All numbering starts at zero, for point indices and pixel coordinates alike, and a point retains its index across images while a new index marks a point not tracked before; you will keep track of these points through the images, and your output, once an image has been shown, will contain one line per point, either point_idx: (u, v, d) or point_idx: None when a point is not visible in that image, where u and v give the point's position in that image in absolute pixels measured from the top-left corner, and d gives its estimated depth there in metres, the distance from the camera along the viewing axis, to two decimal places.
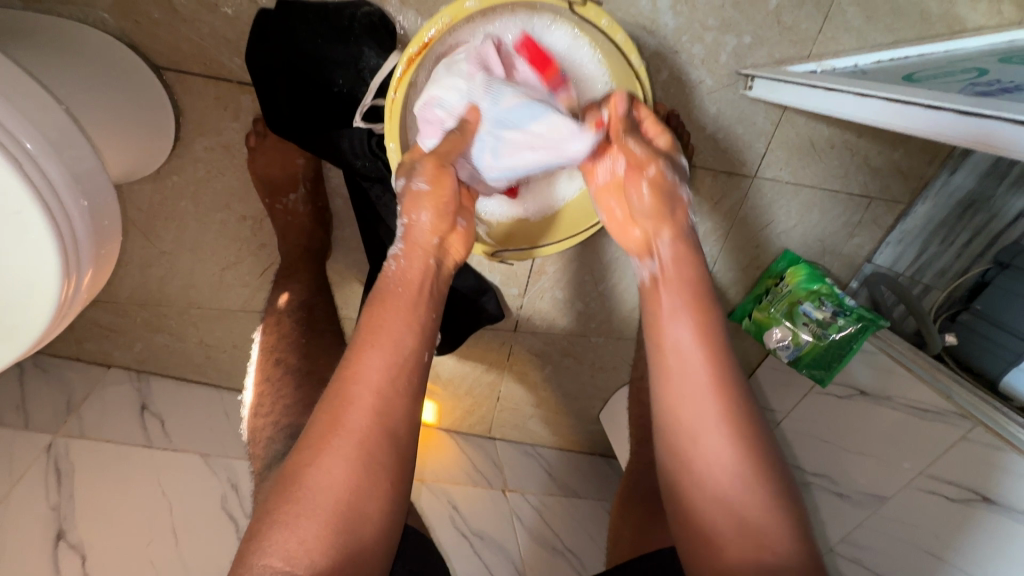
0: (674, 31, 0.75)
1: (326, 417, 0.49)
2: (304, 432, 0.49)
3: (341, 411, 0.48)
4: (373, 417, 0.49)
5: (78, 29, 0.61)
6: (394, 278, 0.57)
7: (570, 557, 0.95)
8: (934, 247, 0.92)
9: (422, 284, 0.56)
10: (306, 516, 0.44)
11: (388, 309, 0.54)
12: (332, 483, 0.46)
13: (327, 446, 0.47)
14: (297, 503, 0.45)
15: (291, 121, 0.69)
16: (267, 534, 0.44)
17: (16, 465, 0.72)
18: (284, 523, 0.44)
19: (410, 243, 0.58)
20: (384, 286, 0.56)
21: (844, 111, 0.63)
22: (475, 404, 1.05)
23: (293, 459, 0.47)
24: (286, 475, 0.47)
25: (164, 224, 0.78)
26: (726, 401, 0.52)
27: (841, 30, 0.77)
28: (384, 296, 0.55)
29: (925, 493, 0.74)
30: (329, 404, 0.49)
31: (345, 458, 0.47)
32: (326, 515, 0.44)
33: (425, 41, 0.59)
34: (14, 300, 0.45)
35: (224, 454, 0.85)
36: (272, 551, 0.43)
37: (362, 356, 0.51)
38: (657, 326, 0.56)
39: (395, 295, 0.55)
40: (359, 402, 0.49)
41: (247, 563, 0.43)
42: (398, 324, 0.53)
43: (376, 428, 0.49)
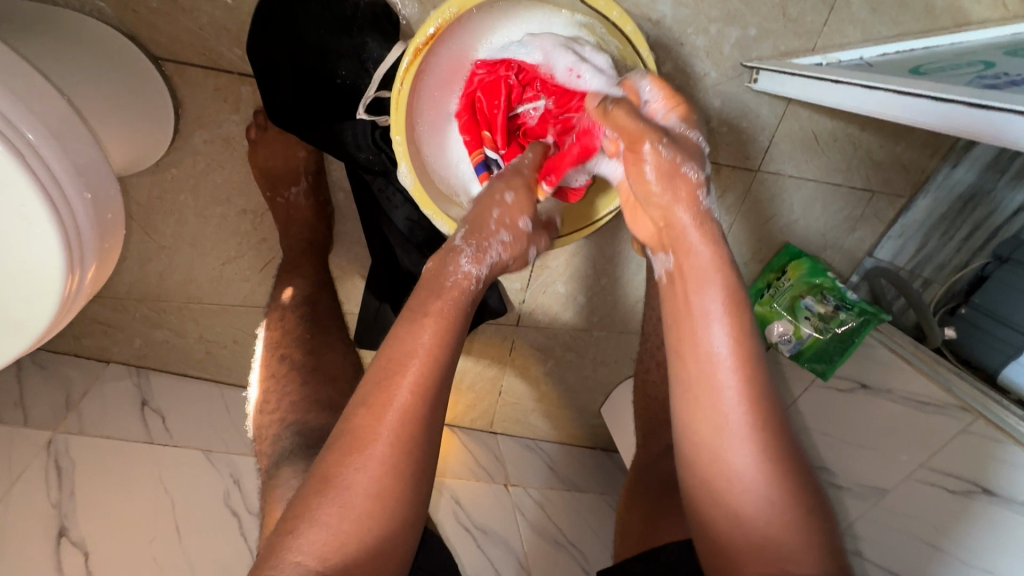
0: (681, 22, 0.74)
1: (361, 423, 0.48)
2: (333, 435, 0.49)
3: (380, 415, 0.47)
4: (413, 423, 0.48)
5: (75, 18, 0.60)
6: (459, 294, 0.54)
7: (573, 550, 0.95)
8: (935, 241, 0.93)
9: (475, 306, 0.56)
10: (337, 519, 0.44)
11: (436, 318, 0.52)
12: (370, 485, 0.45)
13: (367, 448, 0.46)
14: (332, 501, 0.45)
15: (292, 115, 0.68)
16: (301, 532, 0.44)
17: (16, 462, 0.71)
18: (320, 525, 0.44)
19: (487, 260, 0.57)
20: (438, 302, 0.53)
21: (852, 104, 0.62)
22: (477, 399, 1.04)
23: (328, 459, 0.47)
24: (323, 477, 0.46)
25: (164, 218, 0.77)
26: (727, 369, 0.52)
27: (846, 23, 0.77)
28: (439, 312, 0.52)
29: (925, 485, 0.74)
30: (366, 405, 0.48)
31: (381, 458, 0.46)
32: (362, 516, 0.45)
33: (431, 32, 0.59)
34: (16, 296, 0.44)
35: (226, 450, 0.85)
36: (306, 551, 0.43)
37: (406, 363, 0.49)
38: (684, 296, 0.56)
39: (452, 312, 0.53)
40: (399, 406, 0.48)
41: (273, 560, 0.43)
42: (445, 334, 0.51)
43: (415, 430, 0.48)
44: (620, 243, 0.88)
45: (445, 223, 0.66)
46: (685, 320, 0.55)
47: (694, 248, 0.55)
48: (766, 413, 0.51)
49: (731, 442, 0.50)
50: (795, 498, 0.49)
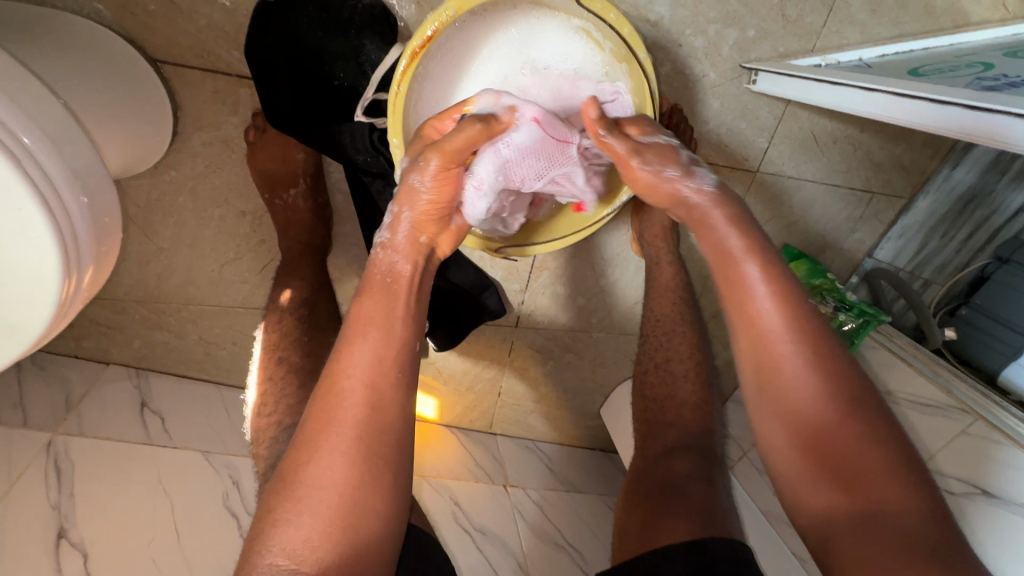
0: (679, 24, 0.74)
1: (321, 411, 0.49)
2: (298, 430, 0.49)
3: (330, 407, 0.49)
4: (364, 409, 0.49)
5: (73, 21, 0.60)
6: (383, 267, 0.57)
7: (572, 552, 0.95)
8: (935, 242, 0.93)
9: (410, 275, 0.57)
10: (308, 514, 0.45)
11: (374, 298, 0.54)
12: (332, 480, 0.46)
13: (317, 441, 0.47)
14: (294, 500, 0.45)
15: (292, 119, 0.68)
16: (271, 533, 0.45)
17: (15, 464, 0.71)
18: (289, 522, 0.45)
19: (401, 234, 0.58)
20: (371, 276, 0.56)
21: (850, 105, 0.62)
22: (476, 400, 1.04)
23: (288, 459, 0.48)
24: (283, 477, 0.47)
25: (162, 220, 0.77)
26: (783, 346, 0.51)
27: (845, 24, 0.77)
28: (371, 286, 0.55)
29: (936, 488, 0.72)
30: (317, 399, 0.50)
31: (340, 453, 0.47)
32: (325, 511, 0.45)
33: (427, 35, 0.59)
34: (13, 299, 0.44)
35: (226, 451, 0.85)
36: (276, 549, 0.44)
37: (347, 348, 0.52)
38: (732, 281, 0.55)
39: (381, 286, 0.55)
40: (346, 395, 0.49)
41: (252, 561, 0.44)
42: (385, 311, 0.54)
43: (370, 422, 0.49)
44: (619, 244, 0.88)
45: None
46: (737, 291, 0.54)
47: (713, 221, 0.59)
48: (840, 390, 0.49)
49: (785, 430, 0.50)
50: (875, 476, 0.45)
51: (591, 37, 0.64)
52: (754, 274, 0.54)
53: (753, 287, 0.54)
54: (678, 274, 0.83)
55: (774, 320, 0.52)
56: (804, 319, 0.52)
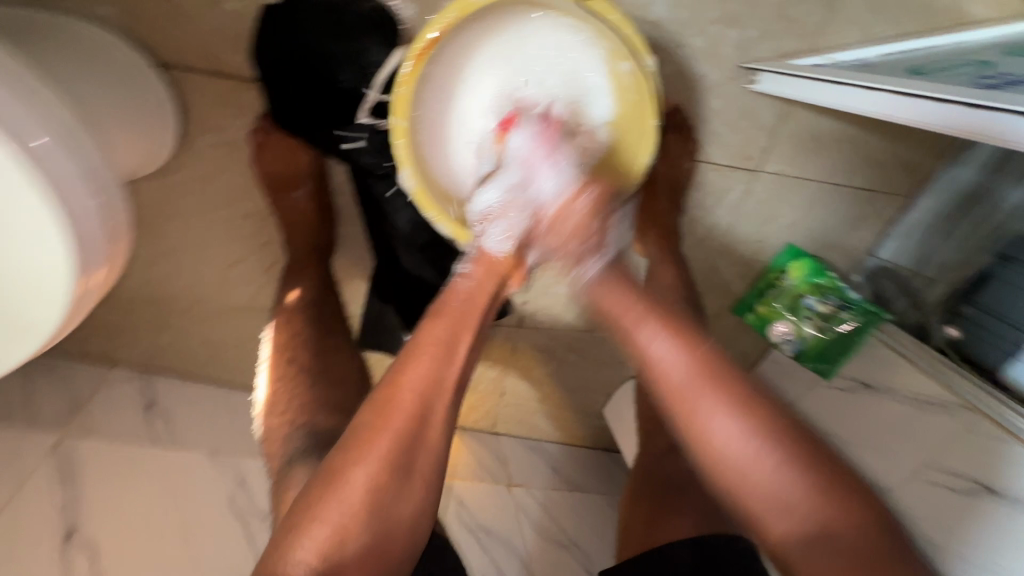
0: (681, 24, 0.75)
1: (371, 419, 0.49)
2: (346, 432, 0.50)
3: (385, 416, 0.49)
4: (419, 427, 0.50)
5: (82, 27, 0.61)
6: (460, 294, 0.59)
7: (575, 549, 0.97)
8: (937, 240, 0.93)
9: (480, 308, 0.59)
10: (342, 517, 0.46)
11: (443, 322, 0.55)
12: (369, 488, 0.47)
13: (367, 450, 0.48)
14: (333, 503, 0.46)
15: (294, 116, 0.69)
16: (303, 531, 0.46)
17: (23, 468, 0.73)
18: (322, 522, 0.46)
19: (480, 267, 0.62)
20: (446, 302, 0.58)
21: (851, 104, 0.63)
22: (480, 400, 1.05)
23: (335, 458, 0.48)
24: (327, 476, 0.48)
25: (170, 221, 0.78)
26: (681, 371, 0.56)
27: (846, 23, 0.77)
28: (446, 311, 0.57)
29: (927, 484, 0.74)
30: (375, 406, 0.50)
31: (381, 462, 0.48)
32: (358, 517, 0.46)
33: (431, 37, 0.60)
34: (27, 301, 0.45)
35: (234, 451, 0.84)
36: (307, 546, 0.45)
37: (410, 366, 0.52)
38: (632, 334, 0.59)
39: (456, 310, 0.57)
40: (404, 408, 0.50)
41: (280, 561, 0.45)
42: (449, 337, 0.54)
43: (418, 436, 0.50)
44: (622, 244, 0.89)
45: (446, 226, 0.67)
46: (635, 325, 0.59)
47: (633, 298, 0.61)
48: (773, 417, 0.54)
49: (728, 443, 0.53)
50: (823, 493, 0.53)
51: (588, 35, 0.65)
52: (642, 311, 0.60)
53: (651, 333, 0.58)
54: (680, 274, 0.84)
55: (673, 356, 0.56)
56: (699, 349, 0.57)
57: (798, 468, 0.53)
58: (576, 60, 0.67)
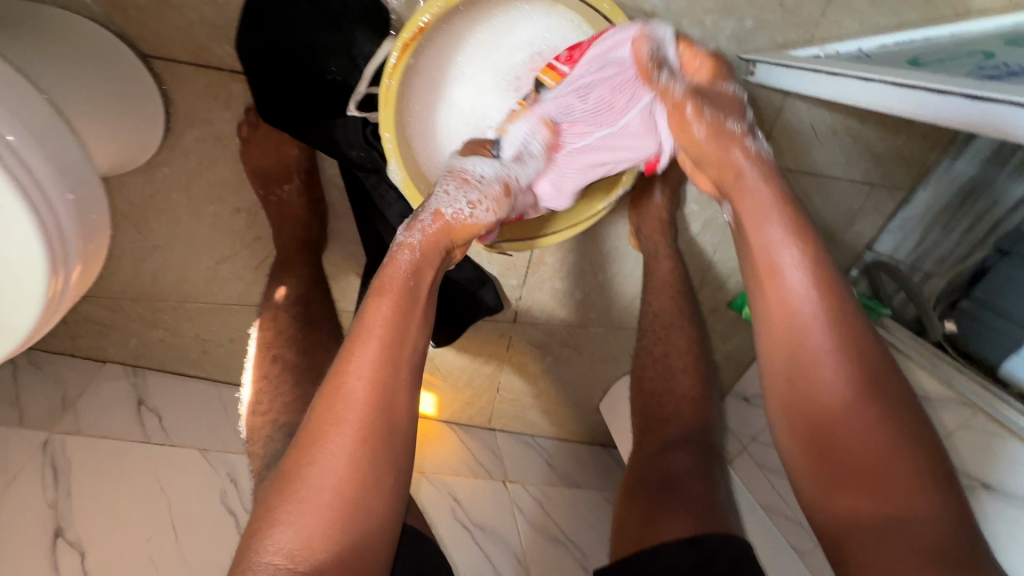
0: (676, 14, 0.73)
1: (321, 412, 0.48)
2: (299, 431, 0.49)
3: (335, 409, 0.48)
4: (372, 415, 0.48)
5: (62, 17, 0.60)
6: (403, 268, 0.55)
7: (571, 548, 0.95)
8: (935, 234, 0.92)
9: (431, 277, 0.56)
10: (307, 515, 0.45)
11: (384, 299, 0.53)
12: (332, 482, 0.46)
13: (321, 444, 0.47)
14: (296, 501, 0.45)
15: (279, 110, 0.67)
16: (268, 532, 0.45)
17: (12, 462, 0.71)
18: (286, 522, 0.45)
19: (424, 234, 0.57)
20: (389, 276, 0.54)
21: (849, 96, 0.61)
22: (474, 395, 1.04)
23: (290, 459, 0.47)
24: (283, 476, 0.47)
25: (157, 217, 0.77)
26: (809, 315, 0.51)
27: (845, 14, 0.76)
28: (388, 287, 0.53)
29: None
30: (323, 402, 0.48)
31: (342, 457, 0.47)
32: (324, 513, 0.45)
33: (419, 27, 0.59)
34: (2, 298, 0.44)
35: (223, 449, 0.85)
36: (275, 549, 0.44)
37: (355, 354, 0.50)
38: (771, 277, 0.54)
39: (400, 287, 0.53)
40: (353, 397, 0.48)
41: (248, 561, 0.44)
42: (398, 313, 0.52)
43: (373, 423, 0.48)
44: (616, 238, 0.88)
45: None
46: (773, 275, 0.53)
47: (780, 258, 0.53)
48: (879, 397, 0.48)
49: (812, 416, 0.49)
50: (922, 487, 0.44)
51: (584, 25, 0.64)
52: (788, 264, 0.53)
53: (791, 277, 0.53)
54: (676, 268, 0.83)
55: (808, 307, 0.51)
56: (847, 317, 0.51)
57: (888, 458, 0.45)
58: (572, 50, 0.65)
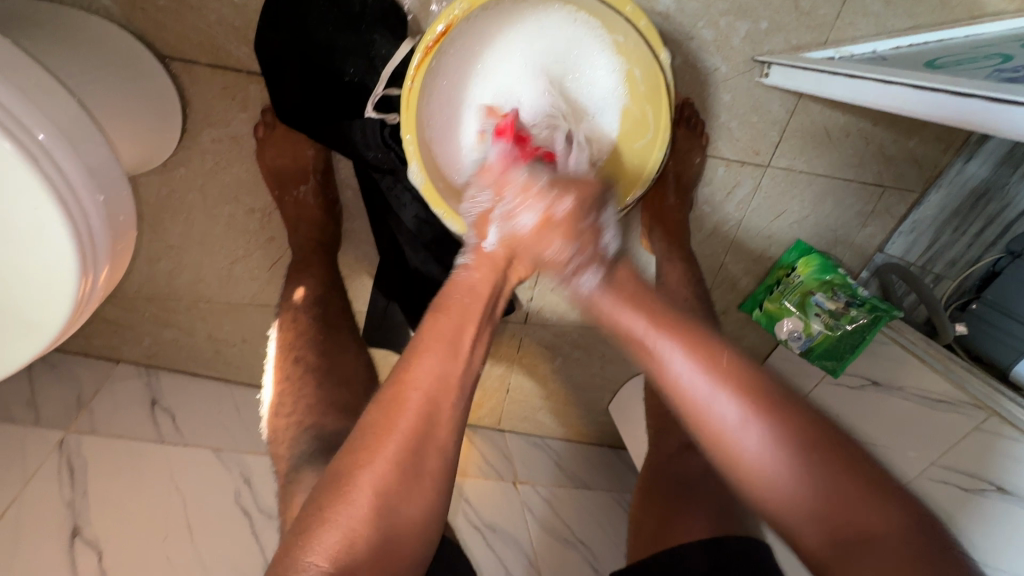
0: (691, 16, 0.74)
1: (381, 417, 0.48)
2: (354, 431, 0.49)
3: (393, 416, 0.48)
4: (427, 424, 0.48)
5: (84, 19, 0.60)
6: (463, 288, 0.57)
7: (584, 549, 0.96)
8: (946, 236, 0.91)
9: (488, 295, 0.58)
10: (352, 519, 0.44)
11: (449, 316, 0.54)
12: (380, 488, 0.45)
13: (377, 448, 0.47)
14: (344, 504, 0.45)
15: (300, 111, 0.68)
16: (312, 534, 0.44)
17: (29, 464, 0.72)
18: (333, 524, 0.44)
19: (482, 260, 0.60)
20: (451, 295, 0.57)
21: (868, 98, 0.61)
22: (485, 396, 1.04)
23: (343, 460, 0.47)
24: (334, 477, 0.47)
25: (173, 217, 0.77)
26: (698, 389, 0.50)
27: (859, 16, 0.76)
28: (450, 305, 0.55)
29: (936, 481, 0.75)
30: (380, 407, 0.49)
31: (391, 463, 0.46)
32: (371, 519, 0.44)
33: (441, 30, 0.59)
34: (31, 299, 0.44)
35: (236, 449, 0.84)
36: (318, 551, 0.43)
37: (417, 361, 0.51)
38: (649, 351, 0.54)
39: (461, 305, 0.55)
40: (410, 408, 0.48)
41: (290, 561, 0.44)
42: (458, 329, 0.53)
43: (424, 433, 0.48)
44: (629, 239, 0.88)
45: (454, 223, 0.67)
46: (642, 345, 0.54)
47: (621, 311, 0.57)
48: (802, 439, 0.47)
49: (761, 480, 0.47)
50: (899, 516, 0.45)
51: (605, 29, 0.64)
52: (660, 333, 0.53)
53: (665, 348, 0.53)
54: (688, 270, 0.84)
55: (682, 371, 0.51)
56: (721, 365, 0.50)
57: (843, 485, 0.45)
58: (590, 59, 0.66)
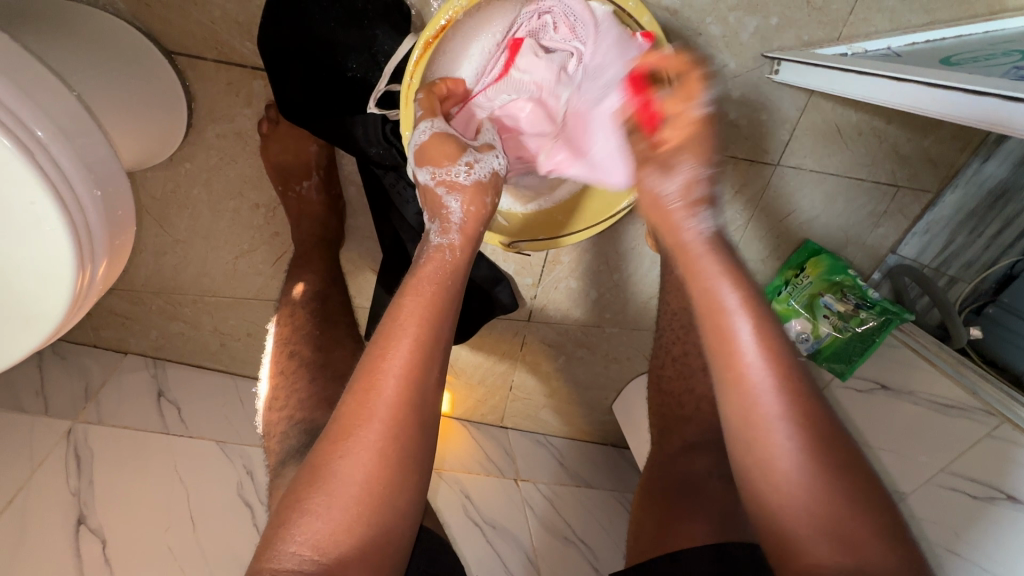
0: (700, 11, 0.72)
1: (353, 409, 0.48)
2: (330, 421, 0.49)
3: (367, 405, 0.48)
4: (401, 411, 0.48)
5: (89, 14, 0.61)
6: (434, 273, 0.55)
7: (582, 547, 0.95)
8: (962, 237, 0.90)
9: (461, 279, 0.56)
10: (333, 508, 0.45)
11: (418, 298, 0.53)
12: (360, 476, 0.45)
13: (352, 437, 0.47)
14: (322, 492, 0.45)
15: (302, 108, 0.67)
16: (294, 523, 0.45)
17: (37, 452, 0.73)
18: (313, 514, 0.44)
19: (455, 237, 0.59)
20: (421, 279, 0.54)
21: (880, 96, 0.59)
22: (487, 393, 1.04)
23: (319, 451, 0.47)
24: (312, 468, 0.47)
25: (177, 211, 0.78)
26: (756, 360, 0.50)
27: (874, 11, 0.74)
28: (422, 289, 0.53)
29: (946, 490, 0.72)
30: (355, 397, 0.48)
31: (370, 453, 0.46)
32: (351, 507, 0.45)
33: (441, 24, 0.58)
34: (29, 293, 0.45)
35: (240, 441, 0.86)
36: (300, 540, 0.44)
37: (391, 348, 0.50)
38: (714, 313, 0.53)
39: (433, 289, 0.53)
40: (385, 396, 0.48)
41: (273, 552, 0.44)
42: (430, 313, 0.52)
43: (404, 422, 0.48)
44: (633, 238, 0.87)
45: None
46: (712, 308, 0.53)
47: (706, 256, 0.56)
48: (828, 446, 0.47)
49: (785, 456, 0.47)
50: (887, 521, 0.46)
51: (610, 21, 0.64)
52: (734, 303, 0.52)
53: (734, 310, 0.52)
54: None
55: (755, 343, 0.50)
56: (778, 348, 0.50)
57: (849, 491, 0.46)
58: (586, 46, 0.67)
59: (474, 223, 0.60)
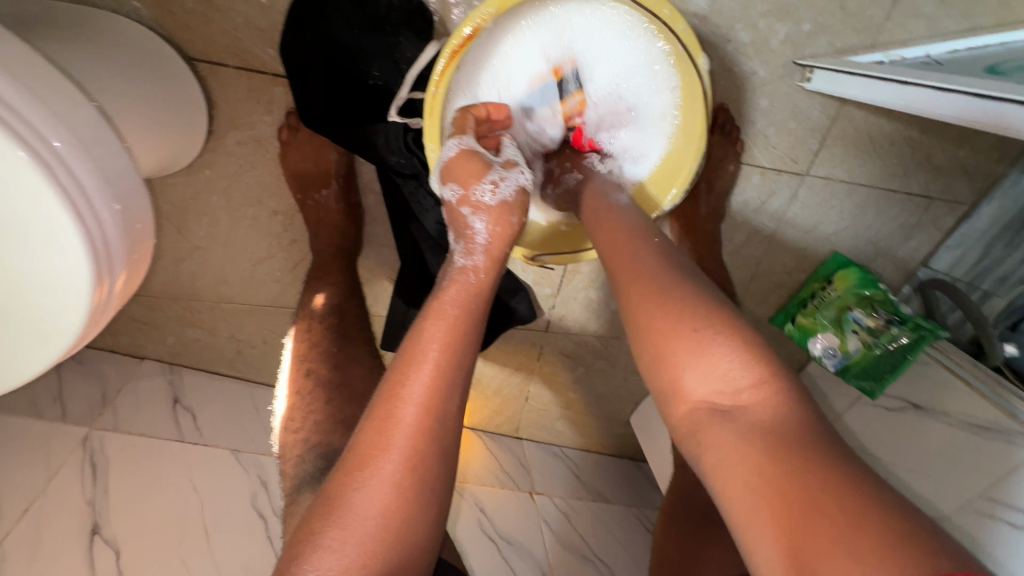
0: (729, 17, 0.70)
1: (372, 436, 0.46)
2: (347, 449, 0.47)
3: (387, 434, 0.46)
4: (422, 439, 0.46)
5: (113, 21, 0.60)
6: (455, 296, 0.53)
7: (599, 565, 0.93)
8: (998, 251, 0.85)
9: (484, 302, 0.54)
10: (351, 543, 0.42)
11: (440, 321, 0.51)
12: (378, 508, 0.43)
13: (372, 468, 0.44)
14: (339, 525, 0.43)
15: (327, 118, 0.66)
16: (307, 557, 0.42)
17: (53, 459, 0.72)
18: (328, 548, 0.42)
19: (478, 259, 0.57)
20: (443, 303, 0.53)
21: (922, 106, 0.57)
22: (503, 404, 1.02)
23: (336, 481, 0.45)
24: (328, 497, 0.44)
25: (197, 218, 0.77)
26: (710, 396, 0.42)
27: (910, 17, 0.71)
28: (444, 313, 0.51)
29: (985, 518, 0.66)
30: (375, 424, 0.46)
31: (389, 483, 0.44)
32: (369, 542, 0.42)
33: (466, 33, 0.58)
34: (47, 306, 0.44)
35: (255, 451, 0.85)
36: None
37: (411, 375, 0.48)
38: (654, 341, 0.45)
39: (455, 313, 0.52)
40: (406, 424, 0.46)
41: None
42: (453, 337, 0.50)
43: (424, 451, 0.46)
44: None
45: None
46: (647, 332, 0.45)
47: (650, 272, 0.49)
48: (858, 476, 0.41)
49: None
50: None
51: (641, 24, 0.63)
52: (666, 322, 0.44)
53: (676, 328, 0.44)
54: None
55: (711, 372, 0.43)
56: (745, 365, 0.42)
57: None
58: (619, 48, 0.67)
59: (499, 244, 0.58)
